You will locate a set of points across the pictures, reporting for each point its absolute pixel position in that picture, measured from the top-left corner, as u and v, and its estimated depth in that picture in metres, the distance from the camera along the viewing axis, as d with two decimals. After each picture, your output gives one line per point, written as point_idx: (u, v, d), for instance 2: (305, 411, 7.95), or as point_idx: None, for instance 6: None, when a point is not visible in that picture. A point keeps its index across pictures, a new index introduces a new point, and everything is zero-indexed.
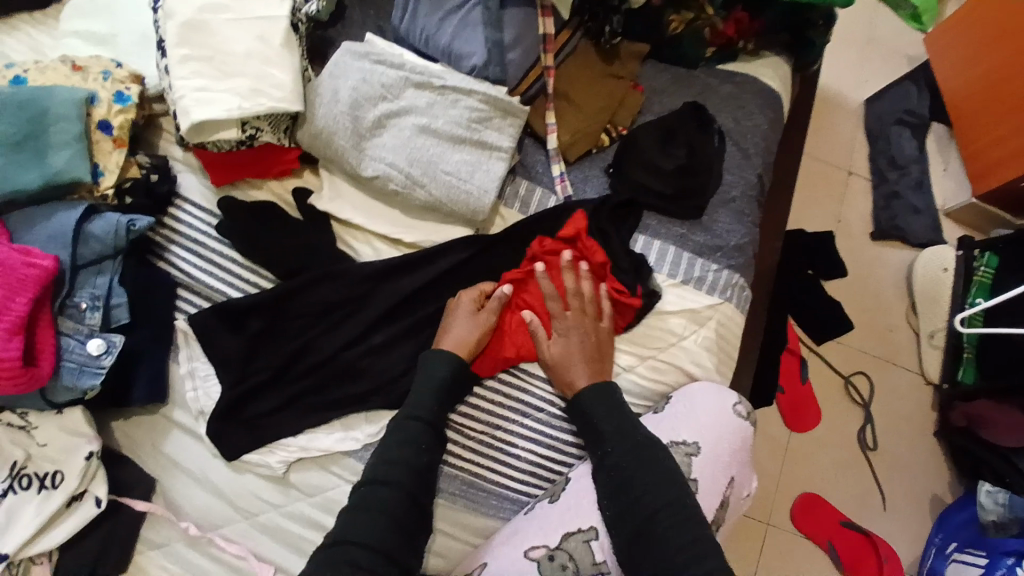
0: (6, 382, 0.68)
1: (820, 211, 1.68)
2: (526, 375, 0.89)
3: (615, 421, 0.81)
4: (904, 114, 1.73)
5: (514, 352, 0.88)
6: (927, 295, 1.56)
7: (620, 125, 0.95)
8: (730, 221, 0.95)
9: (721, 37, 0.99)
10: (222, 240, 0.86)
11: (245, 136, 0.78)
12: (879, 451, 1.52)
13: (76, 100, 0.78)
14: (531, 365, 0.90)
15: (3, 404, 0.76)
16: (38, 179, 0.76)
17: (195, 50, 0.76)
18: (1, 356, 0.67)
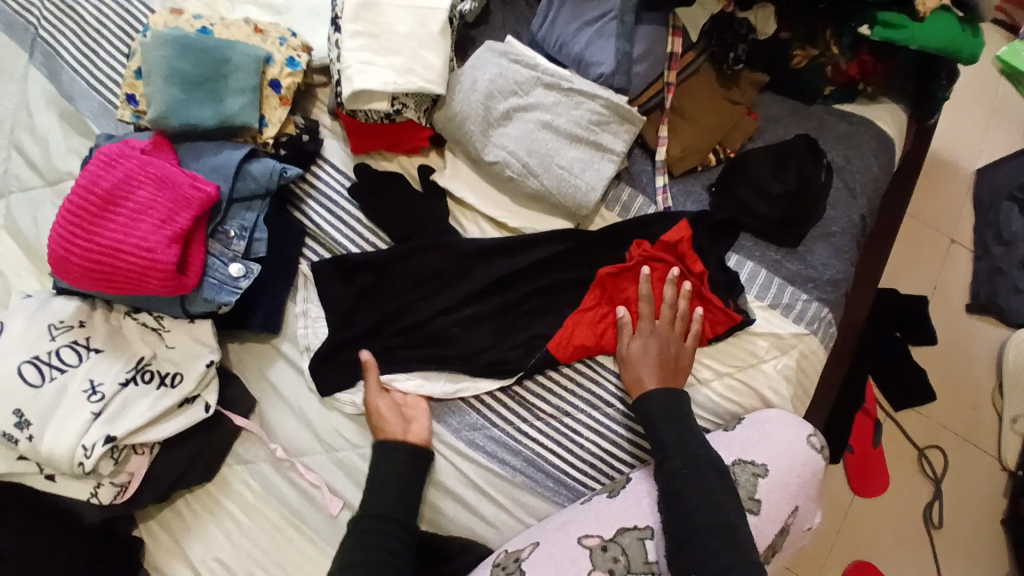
0: (160, 282, 0.79)
1: (916, 273, 1.62)
2: (598, 367, 0.91)
3: (675, 433, 0.81)
4: (1016, 189, 1.66)
5: (592, 341, 0.90)
6: (1017, 377, 1.49)
7: (729, 147, 0.99)
8: (827, 255, 0.96)
9: (843, 76, 1.01)
10: (348, 199, 0.95)
11: (392, 109, 0.87)
12: (944, 531, 1.44)
13: (255, 58, 0.90)
14: (605, 358, 0.92)
15: (143, 305, 0.87)
16: (214, 120, 0.88)
17: (365, 27, 0.86)
18: (159, 259, 0.78)
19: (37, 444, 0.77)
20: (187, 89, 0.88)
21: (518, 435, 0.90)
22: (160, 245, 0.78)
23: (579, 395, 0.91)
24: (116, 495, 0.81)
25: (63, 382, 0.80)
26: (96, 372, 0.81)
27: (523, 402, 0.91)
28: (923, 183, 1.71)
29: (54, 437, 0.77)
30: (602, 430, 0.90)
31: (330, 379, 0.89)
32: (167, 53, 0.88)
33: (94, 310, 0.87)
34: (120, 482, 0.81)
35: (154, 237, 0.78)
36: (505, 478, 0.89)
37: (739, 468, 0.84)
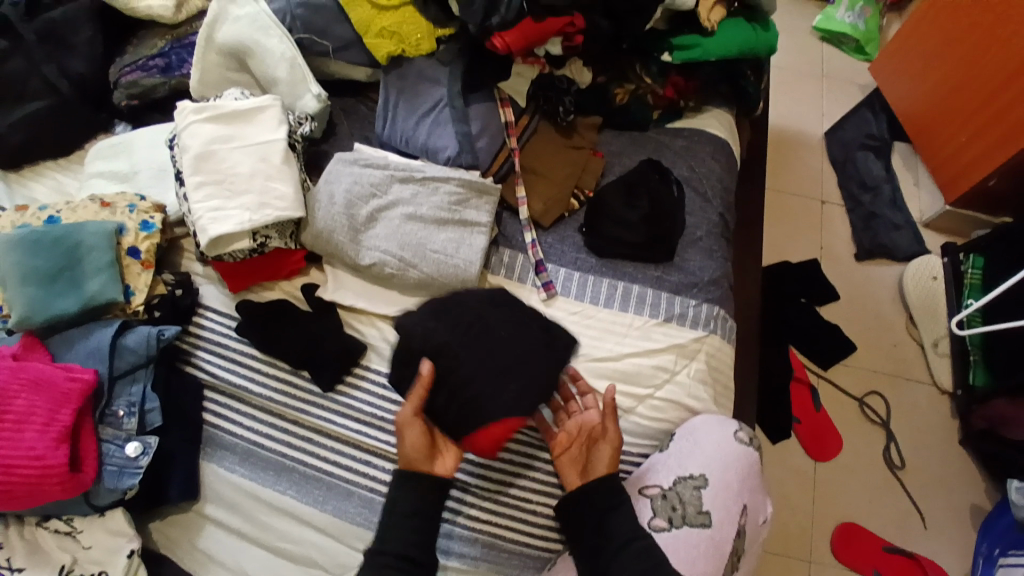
0: (54, 488, 0.75)
1: (802, 241, 1.74)
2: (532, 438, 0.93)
3: (616, 520, 0.82)
4: (865, 139, 1.83)
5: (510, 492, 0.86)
6: (924, 306, 1.62)
7: (585, 188, 1.06)
8: (701, 259, 1.03)
9: (663, 100, 1.09)
10: (240, 340, 0.94)
11: (256, 243, 0.88)
12: (908, 468, 1.51)
13: (107, 232, 0.90)
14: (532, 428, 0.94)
15: (51, 512, 0.81)
16: (78, 303, 0.87)
17: (208, 176, 0.86)
18: (50, 463, 0.75)
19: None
20: (45, 282, 0.87)
21: (469, 518, 0.88)
22: (49, 450, 0.75)
23: (504, 491, 0.90)
24: None
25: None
26: None
27: (464, 483, 0.90)
28: (784, 158, 1.86)
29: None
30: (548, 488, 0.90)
31: (269, 527, 0.87)
32: (14, 252, 0.87)
33: (8, 529, 0.81)
34: None
35: (40, 443, 0.75)
36: (470, 570, 0.86)
37: (681, 485, 0.86)
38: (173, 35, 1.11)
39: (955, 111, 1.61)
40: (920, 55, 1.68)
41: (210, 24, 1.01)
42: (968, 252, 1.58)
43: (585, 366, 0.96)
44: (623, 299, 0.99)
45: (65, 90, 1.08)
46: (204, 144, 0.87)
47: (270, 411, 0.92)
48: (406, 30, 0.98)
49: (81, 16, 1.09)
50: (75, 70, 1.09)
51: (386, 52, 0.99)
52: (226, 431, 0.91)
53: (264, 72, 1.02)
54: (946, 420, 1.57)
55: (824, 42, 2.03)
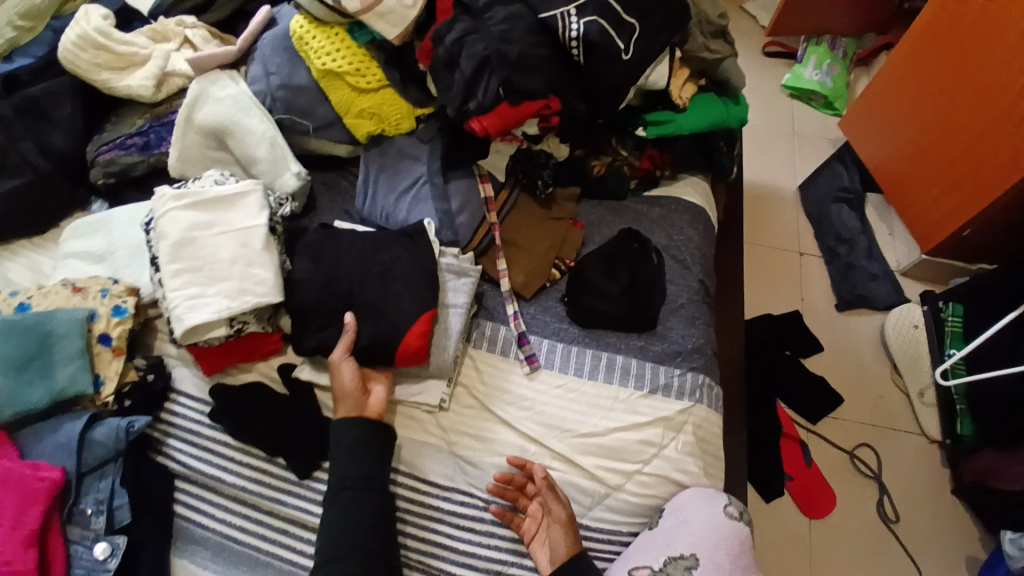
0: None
1: (783, 293, 1.76)
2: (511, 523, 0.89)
3: None
4: (839, 192, 1.87)
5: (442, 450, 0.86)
6: (907, 356, 1.64)
7: (566, 258, 1.07)
8: (683, 326, 1.03)
9: (639, 170, 1.12)
10: (215, 428, 0.91)
11: (233, 330, 0.87)
12: (902, 523, 1.49)
13: (78, 320, 0.87)
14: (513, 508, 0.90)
15: None
16: (48, 395, 0.85)
17: (185, 263, 0.85)
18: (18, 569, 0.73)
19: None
20: (13, 373, 0.84)
21: None
22: (16, 553, 0.74)
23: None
24: None
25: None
26: None
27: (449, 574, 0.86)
28: (761, 211, 1.90)
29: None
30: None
31: None
32: None
33: None
34: None
35: (8, 546, 0.73)
36: None
37: (672, 566, 0.83)
38: (154, 114, 1.11)
39: (925, 165, 1.66)
40: (889, 113, 1.74)
41: (191, 105, 1.02)
42: (946, 301, 1.60)
43: (571, 442, 0.94)
44: (608, 371, 0.98)
45: (41, 166, 1.07)
46: (184, 231, 0.87)
47: (245, 502, 0.88)
48: (386, 112, 1.00)
49: (63, 92, 1.10)
50: (54, 146, 1.08)
51: (365, 130, 1.01)
52: (199, 525, 0.87)
53: (244, 151, 1.02)
54: (936, 471, 1.56)
55: (794, 99, 2.11)
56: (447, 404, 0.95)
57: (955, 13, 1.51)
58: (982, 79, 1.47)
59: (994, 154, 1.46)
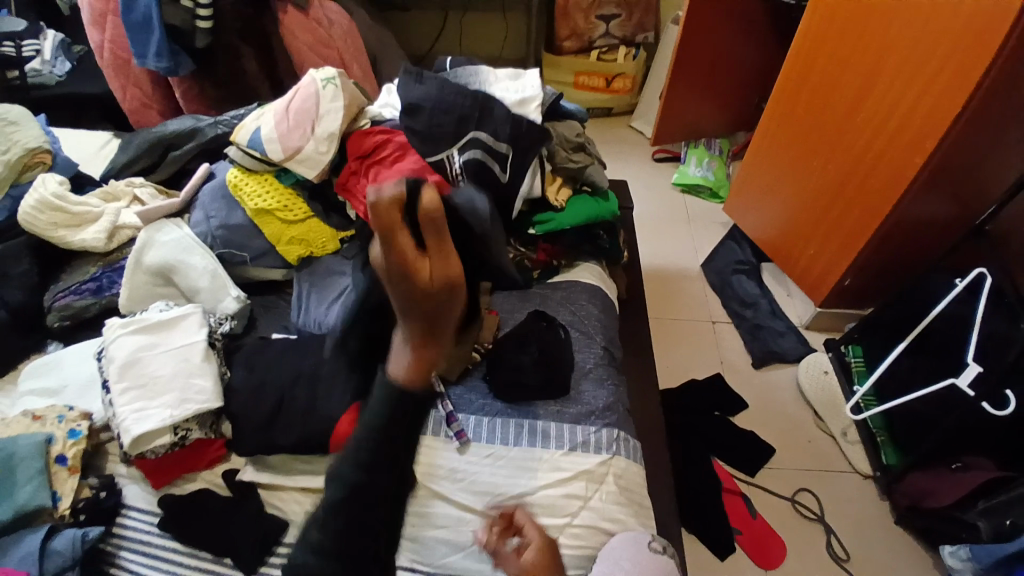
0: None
1: (704, 357, 1.92)
2: None
3: None
4: (737, 264, 2.13)
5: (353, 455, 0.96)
6: (825, 400, 1.80)
7: (485, 341, 1.20)
8: (594, 388, 1.16)
9: (539, 262, 1.31)
10: (161, 535, 0.96)
11: (177, 437, 0.95)
12: (854, 559, 1.55)
13: (38, 441, 0.96)
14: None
15: None
16: (10, 512, 0.91)
17: (133, 381, 0.96)
18: None
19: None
20: None
21: None
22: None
23: None
24: None
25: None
26: None
27: None
28: (674, 288, 2.12)
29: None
30: None
31: None
32: None
33: None
34: None
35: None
36: None
37: None
38: (105, 261, 1.25)
39: (800, 230, 1.92)
40: (761, 193, 2.04)
41: (139, 250, 1.16)
42: (846, 343, 1.81)
43: (505, 505, 1.01)
44: (530, 436, 1.08)
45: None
46: (131, 353, 0.98)
47: None
48: (313, 237, 1.18)
49: (18, 252, 1.23)
50: (10, 298, 1.18)
51: (297, 254, 1.18)
52: None
53: (189, 284, 1.15)
54: (876, 505, 1.65)
55: (686, 192, 2.43)
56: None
57: (791, 105, 1.85)
58: (826, 150, 1.76)
59: (852, 208, 1.72)
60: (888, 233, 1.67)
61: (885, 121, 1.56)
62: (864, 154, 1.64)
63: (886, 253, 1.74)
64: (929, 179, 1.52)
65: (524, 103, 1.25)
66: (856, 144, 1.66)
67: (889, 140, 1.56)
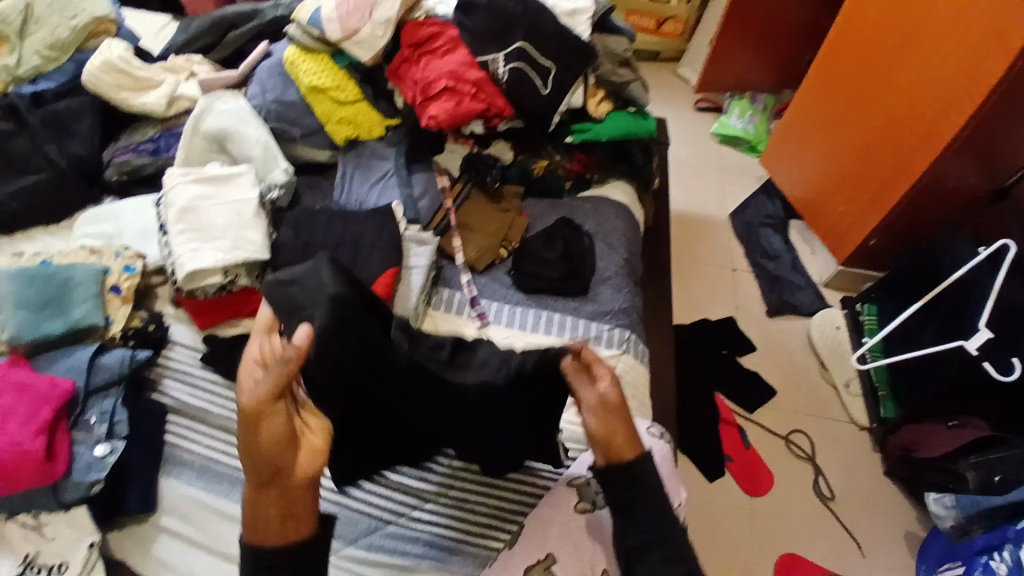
0: (28, 473, 0.83)
1: (720, 301, 1.96)
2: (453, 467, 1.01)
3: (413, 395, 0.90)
4: (765, 218, 2.15)
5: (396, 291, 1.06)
6: (832, 351, 1.83)
7: (512, 240, 1.26)
8: (611, 292, 1.22)
9: (572, 172, 1.36)
10: (205, 370, 1.05)
11: (226, 280, 1.04)
12: (838, 499, 1.61)
13: (95, 269, 1.04)
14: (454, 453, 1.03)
15: (18, 507, 0.86)
16: (64, 326, 1.00)
17: (189, 225, 1.05)
18: (28, 450, 0.83)
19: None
20: (35, 309, 0.99)
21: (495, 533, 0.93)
22: (27, 439, 0.84)
23: (438, 484, 1.00)
24: None
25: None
26: None
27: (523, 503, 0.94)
28: (699, 234, 2.14)
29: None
30: (497, 511, 0.98)
31: (221, 533, 0.92)
32: (9, 283, 0.99)
33: None
34: None
35: (21, 434, 0.84)
36: (411, 567, 0.93)
37: None
38: (164, 127, 1.34)
39: (830, 190, 1.92)
40: (794, 150, 2.04)
41: (197, 116, 1.23)
42: (862, 302, 1.83)
43: None
44: (546, 325, 1.16)
45: (61, 165, 1.25)
46: (189, 200, 1.06)
47: (229, 432, 1.00)
48: (361, 120, 1.25)
49: (84, 110, 1.31)
50: (73, 151, 1.28)
51: (344, 135, 1.25)
52: (186, 457, 0.97)
53: (243, 151, 1.23)
54: (869, 455, 1.70)
55: (724, 144, 2.43)
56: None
57: (834, 60, 1.83)
58: (872, 102, 1.72)
59: (885, 167, 1.72)
60: (919, 193, 1.66)
61: (932, 75, 1.54)
62: (903, 110, 1.63)
63: (914, 216, 1.74)
64: (973, 134, 1.49)
65: (574, 14, 1.27)
66: (897, 100, 1.65)
67: (931, 97, 1.55)
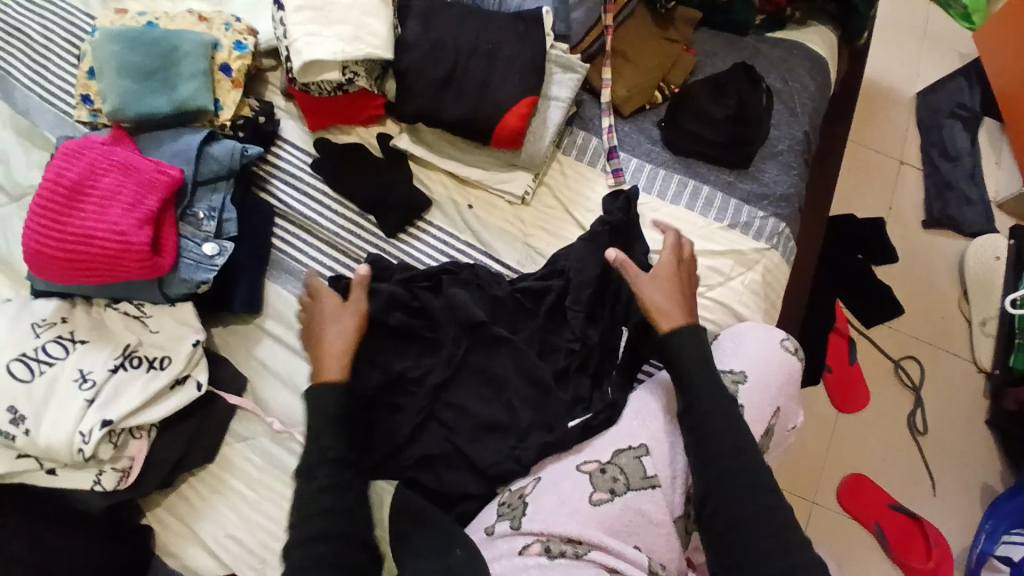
0: (134, 264, 0.79)
1: (871, 198, 1.68)
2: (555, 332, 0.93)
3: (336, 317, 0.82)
4: (957, 107, 1.73)
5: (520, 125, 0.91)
6: (979, 285, 1.55)
7: (672, 83, 1.03)
8: (777, 171, 1.00)
9: (771, 4, 1.09)
10: (314, 175, 0.97)
11: (344, 78, 0.90)
12: (929, 436, 1.48)
13: (203, 43, 0.92)
14: None
15: (121, 295, 0.85)
16: (171, 106, 0.91)
17: (308, 1, 0.90)
18: (133, 241, 0.78)
19: (54, 479, 0.77)
20: (140, 80, 0.90)
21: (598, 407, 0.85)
22: (132, 228, 0.79)
23: None
24: (118, 482, 0.79)
25: (52, 375, 0.77)
26: (84, 362, 0.79)
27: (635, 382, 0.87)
28: (869, 112, 1.77)
29: (71, 479, 0.78)
30: None
31: None
32: (115, 47, 0.90)
33: (75, 306, 0.84)
34: (121, 467, 0.79)
35: (125, 221, 0.79)
36: None
37: (720, 378, 0.87)
38: None
39: None
40: None
41: None
42: None
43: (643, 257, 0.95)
44: (691, 198, 0.98)
45: None
46: None
47: (333, 246, 0.94)
48: None
49: None
50: None
51: None
52: (294, 265, 0.94)
53: None
54: (977, 400, 1.51)
55: (932, 3, 1.90)
56: (530, 198, 0.98)
57: None
58: None
59: None
60: None
61: None
62: None
63: None
64: None
65: None
66: None
67: None
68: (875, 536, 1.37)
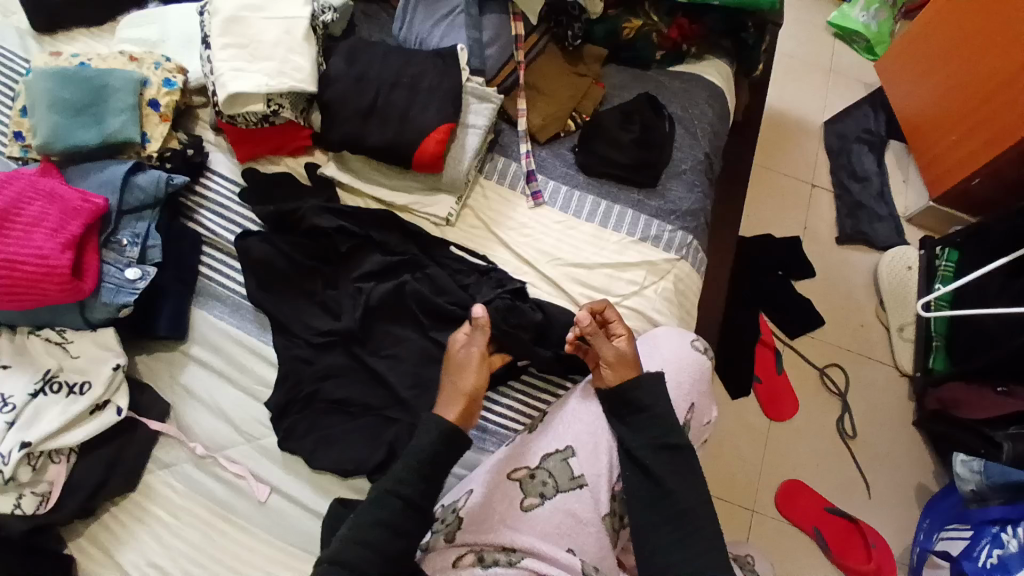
0: (54, 287, 0.80)
1: (787, 219, 1.80)
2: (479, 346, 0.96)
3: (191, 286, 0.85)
4: (862, 133, 1.89)
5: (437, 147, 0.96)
6: (895, 294, 1.66)
7: (584, 112, 1.12)
8: (682, 189, 1.08)
9: (668, 40, 1.18)
10: (242, 205, 1.01)
11: (269, 109, 0.96)
12: (858, 439, 1.55)
13: (132, 80, 0.96)
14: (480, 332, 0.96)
15: (43, 321, 0.85)
16: (98, 138, 0.94)
17: (235, 39, 0.95)
18: (54, 264, 0.79)
19: None
20: (68, 115, 0.93)
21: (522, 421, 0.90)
22: (54, 251, 0.80)
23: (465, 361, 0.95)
24: (38, 505, 0.78)
25: None
26: (6, 386, 0.80)
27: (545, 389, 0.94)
28: (782, 141, 1.92)
29: None
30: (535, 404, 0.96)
31: (247, 369, 0.93)
32: (44, 83, 0.93)
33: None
34: (41, 491, 0.79)
35: (48, 245, 0.80)
36: None
37: None
38: None
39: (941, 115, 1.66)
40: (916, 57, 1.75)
41: None
42: (943, 246, 1.59)
43: (561, 270, 1.01)
44: (604, 216, 1.05)
45: None
46: (236, 10, 0.97)
47: None
48: None
49: None
50: None
51: None
52: (224, 292, 0.97)
53: None
54: (900, 402, 1.60)
55: (837, 39, 2.10)
56: (454, 219, 1.03)
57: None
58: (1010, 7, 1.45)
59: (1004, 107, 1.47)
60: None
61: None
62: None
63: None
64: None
65: None
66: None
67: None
68: (817, 541, 1.41)
